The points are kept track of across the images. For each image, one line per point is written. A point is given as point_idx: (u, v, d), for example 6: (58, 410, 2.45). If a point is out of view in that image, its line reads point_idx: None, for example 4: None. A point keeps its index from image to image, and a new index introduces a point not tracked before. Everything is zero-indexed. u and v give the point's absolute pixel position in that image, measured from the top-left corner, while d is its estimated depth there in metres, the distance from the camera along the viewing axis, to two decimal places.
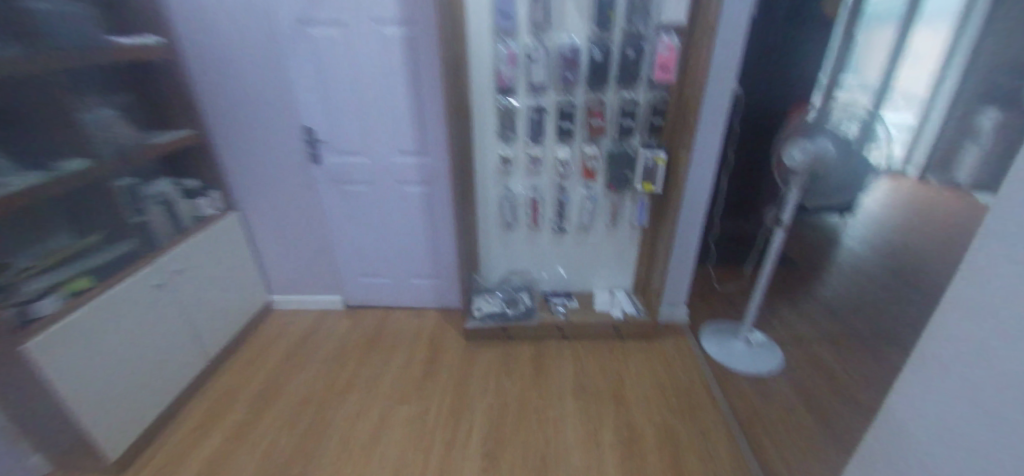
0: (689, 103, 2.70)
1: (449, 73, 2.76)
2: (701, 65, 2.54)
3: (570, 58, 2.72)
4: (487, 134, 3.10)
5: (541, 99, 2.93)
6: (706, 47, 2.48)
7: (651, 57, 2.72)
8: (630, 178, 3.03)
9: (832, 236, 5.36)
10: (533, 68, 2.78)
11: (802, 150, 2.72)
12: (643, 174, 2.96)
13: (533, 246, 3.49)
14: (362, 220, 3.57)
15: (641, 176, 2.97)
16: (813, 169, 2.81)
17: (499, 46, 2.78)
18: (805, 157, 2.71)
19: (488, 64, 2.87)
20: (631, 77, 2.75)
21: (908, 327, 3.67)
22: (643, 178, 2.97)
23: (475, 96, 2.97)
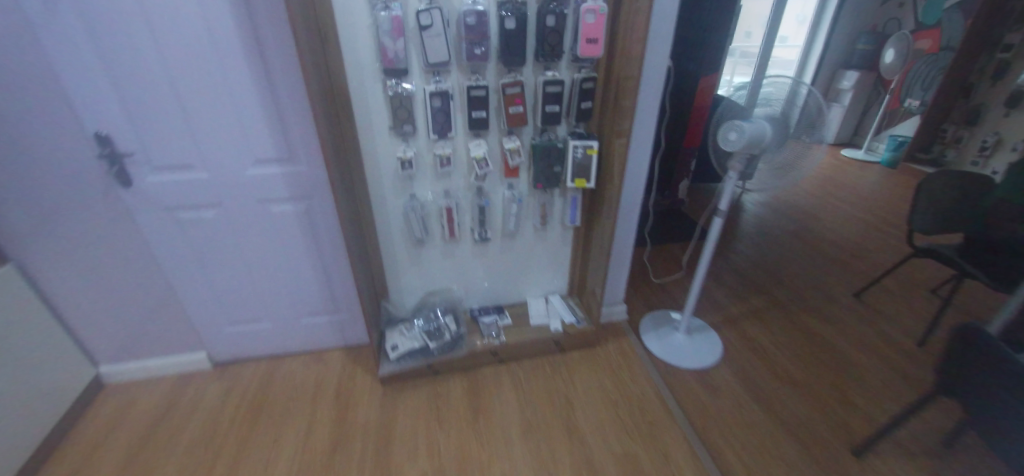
0: (623, 81, 2.25)
1: (307, 47, 1.96)
2: (635, 34, 2.09)
3: (476, 27, 2.08)
4: (377, 130, 2.37)
5: (443, 82, 2.27)
6: (641, 12, 2.02)
7: (575, 24, 2.20)
8: (559, 174, 2.55)
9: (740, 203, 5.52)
10: (428, 40, 2.10)
11: (737, 131, 2.47)
12: (575, 168, 2.49)
13: (451, 262, 2.90)
14: (217, 254, 2.65)
15: (572, 170, 2.50)
16: (750, 152, 2.54)
17: (378, 9, 2.05)
18: (741, 139, 2.45)
19: (367, 35, 2.12)
20: (553, 50, 2.21)
21: (819, 292, 3.83)
22: (575, 173, 2.51)
23: (354, 80, 2.21)
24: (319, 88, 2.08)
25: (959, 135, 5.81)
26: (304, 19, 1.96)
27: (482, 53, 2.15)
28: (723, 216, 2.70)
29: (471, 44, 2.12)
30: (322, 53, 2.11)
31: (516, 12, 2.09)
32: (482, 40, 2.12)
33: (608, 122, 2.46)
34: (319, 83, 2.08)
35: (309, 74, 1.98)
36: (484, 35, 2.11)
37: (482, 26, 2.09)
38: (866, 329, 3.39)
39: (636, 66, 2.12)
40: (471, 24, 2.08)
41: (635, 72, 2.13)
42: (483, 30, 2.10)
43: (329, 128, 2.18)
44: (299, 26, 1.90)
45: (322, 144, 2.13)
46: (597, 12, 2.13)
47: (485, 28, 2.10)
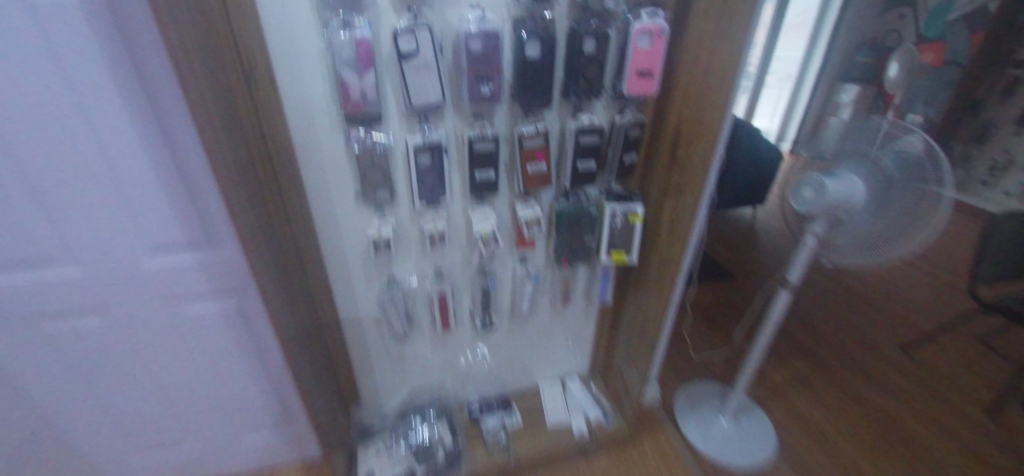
0: (689, 128, 1.61)
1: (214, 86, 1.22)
2: (718, 63, 1.43)
3: (483, 54, 1.40)
4: (338, 198, 1.65)
5: (433, 129, 1.58)
6: (733, 34, 1.36)
7: (621, 50, 1.55)
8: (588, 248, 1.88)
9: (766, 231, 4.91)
10: (411, 73, 1.41)
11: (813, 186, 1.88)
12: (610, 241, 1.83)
13: (444, 354, 2.20)
14: (111, 370, 1.85)
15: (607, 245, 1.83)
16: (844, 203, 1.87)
17: (334, 24, 1.34)
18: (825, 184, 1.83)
19: (319, 64, 1.40)
20: (591, 86, 1.56)
21: (865, 347, 3.32)
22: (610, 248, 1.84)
23: (300, 130, 1.49)
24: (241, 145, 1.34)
25: (967, 153, 5.55)
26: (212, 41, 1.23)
27: (491, 91, 1.47)
28: (793, 289, 2.12)
29: (475, 78, 1.44)
30: (248, 92, 1.36)
31: (542, 31, 1.42)
32: (491, 73, 1.44)
33: (656, 180, 1.83)
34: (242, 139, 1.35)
35: (221, 129, 1.25)
36: (494, 65, 1.43)
37: (493, 53, 1.41)
38: (935, 403, 2.87)
39: (717, 112, 1.48)
40: (475, 49, 1.39)
41: (712, 120, 1.50)
42: (493, 58, 1.42)
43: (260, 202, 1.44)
44: (198, 55, 1.16)
45: (243, 233, 1.38)
46: (654, 34, 1.49)
47: (497, 56, 1.42)
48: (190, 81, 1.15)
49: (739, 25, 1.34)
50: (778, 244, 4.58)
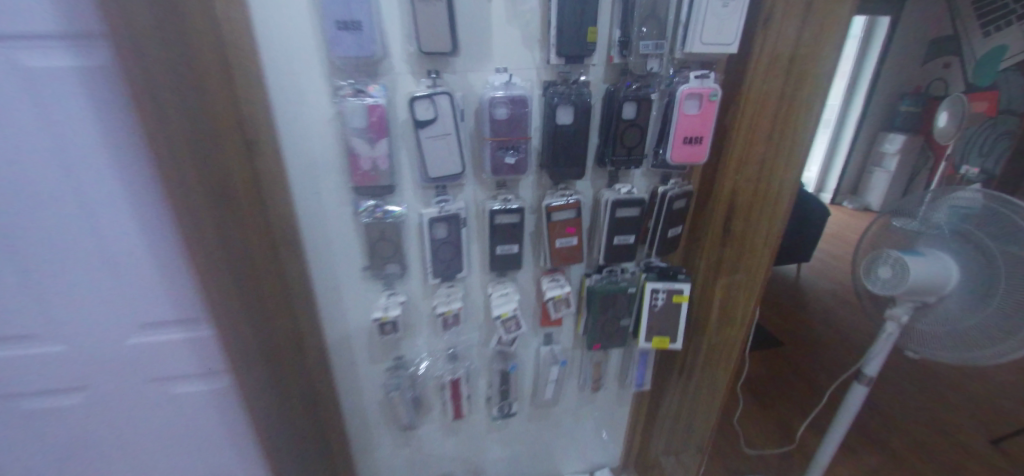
0: (751, 193, 1.38)
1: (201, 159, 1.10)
2: (790, 116, 1.26)
3: (509, 122, 1.25)
4: (345, 274, 1.48)
5: (451, 200, 1.42)
6: (805, 84, 1.22)
7: (665, 115, 1.37)
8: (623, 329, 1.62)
9: (816, 290, 4.49)
10: (429, 142, 1.27)
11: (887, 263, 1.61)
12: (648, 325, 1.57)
13: (457, 443, 1.94)
14: (90, 455, 1.66)
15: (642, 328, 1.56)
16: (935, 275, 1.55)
17: (346, 91, 1.22)
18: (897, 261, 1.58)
19: (329, 133, 1.27)
20: (631, 154, 1.37)
21: (951, 439, 2.82)
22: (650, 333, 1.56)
23: (305, 201, 1.34)
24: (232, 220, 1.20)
25: None
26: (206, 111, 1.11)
27: (517, 161, 1.30)
28: (871, 383, 1.78)
29: (499, 148, 1.28)
30: (249, 165, 1.21)
31: (575, 97, 1.27)
32: (518, 141, 1.28)
33: (702, 259, 1.56)
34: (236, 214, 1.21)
35: (204, 204, 1.13)
36: (522, 134, 1.27)
37: (521, 121, 1.25)
38: None
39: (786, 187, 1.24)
40: (501, 117, 1.24)
41: None
42: (521, 126, 1.26)
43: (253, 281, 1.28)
44: (183, 126, 1.06)
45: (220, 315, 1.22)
46: (704, 99, 1.31)
47: (525, 124, 1.26)
48: (166, 151, 1.06)
49: (813, 75, 1.20)
50: (827, 306, 4.13)
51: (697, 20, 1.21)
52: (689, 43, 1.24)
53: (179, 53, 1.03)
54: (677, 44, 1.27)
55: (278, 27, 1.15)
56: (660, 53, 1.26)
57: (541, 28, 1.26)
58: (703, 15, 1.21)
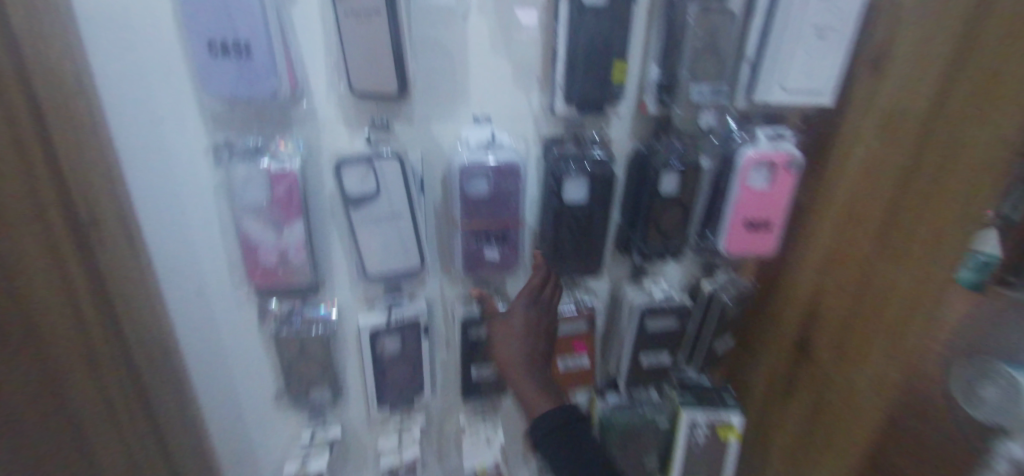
0: (845, 326, 0.92)
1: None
2: (931, 240, 0.76)
3: (491, 202, 0.82)
4: (254, 395, 1.03)
5: (406, 303, 0.97)
6: (951, 182, 0.72)
7: (717, 188, 0.94)
8: (496, 341, 0.90)
9: None
10: (370, 227, 0.83)
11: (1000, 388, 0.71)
12: (535, 325, 0.89)
13: None
14: None
15: (518, 331, 0.87)
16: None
17: (238, 151, 0.78)
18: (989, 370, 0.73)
19: (217, 211, 0.84)
20: (668, 242, 0.95)
21: None
22: (534, 383, 0.84)
23: (184, 303, 0.92)
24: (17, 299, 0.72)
25: None
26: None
27: (504, 255, 0.88)
28: None
29: (476, 237, 0.85)
30: None
31: (591, 163, 0.85)
32: (503, 228, 0.85)
33: (759, 378, 1.13)
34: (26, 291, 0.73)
35: None
36: (510, 218, 0.84)
37: (508, 201, 0.82)
38: None
39: (925, 305, 0.79)
40: (478, 194, 0.81)
41: (910, 313, 0.81)
42: (509, 208, 0.83)
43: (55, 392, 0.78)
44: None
45: None
46: (777, 168, 0.89)
47: (517, 205, 0.83)
48: None
49: (971, 171, 0.70)
50: None
51: (773, 58, 0.83)
52: (761, 90, 0.85)
53: None
54: (742, 91, 0.88)
55: (127, 52, 0.73)
56: (718, 103, 0.85)
57: (542, 62, 0.84)
58: (788, 51, 0.81)
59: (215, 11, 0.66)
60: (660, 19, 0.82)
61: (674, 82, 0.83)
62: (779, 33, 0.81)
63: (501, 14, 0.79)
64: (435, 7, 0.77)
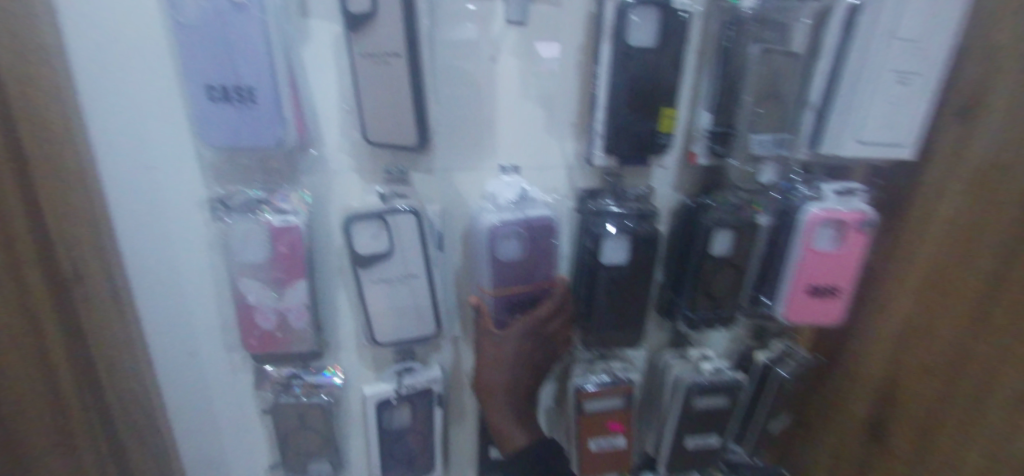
0: (924, 413, 0.79)
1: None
2: (1020, 312, 0.66)
3: (523, 264, 0.72)
4: (246, 464, 0.92)
5: (419, 368, 0.86)
6: None
7: (773, 248, 0.84)
8: (479, 359, 0.78)
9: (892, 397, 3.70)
10: (381, 290, 0.74)
11: None
12: (525, 357, 0.77)
13: None
14: None
15: (504, 359, 0.75)
16: None
17: (235, 205, 0.69)
18: None
19: (211, 266, 0.78)
20: (719, 309, 0.83)
21: None
22: (506, 407, 0.78)
23: (174, 365, 0.83)
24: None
25: None
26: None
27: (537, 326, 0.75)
28: None
29: (507, 304, 0.74)
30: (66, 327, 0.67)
31: (636, 223, 0.75)
32: (536, 292, 0.75)
33: (816, 462, 0.99)
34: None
35: None
36: (545, 279, 0.75)
37: (543, 261, 0.73)
38: None
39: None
40: (510, 256, 0.71)
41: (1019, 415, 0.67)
42: (544, 268, 0.74)
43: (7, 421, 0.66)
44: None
45: None
46: (847, 229, 0.78)
47: (552, 263, 0.74)
48: None
49: None
50: None
51: (842, 106, 0.73)
52: (827, 141, 0.75)
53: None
54: (802, 142, 0.78)
55: (126, 97, 0.68)
56: (780, 155, 0.75)
57: (579, 106, 0.76)
58: (859, 99, 0.71)
59: (216, 54, 0.59)
60: (717, 61, 0.73)
61: (728, 131, 0.74)
62: (849, 78, 0.71)
63: (533, 55, 0.72)
64: (461, 47, 0.70)
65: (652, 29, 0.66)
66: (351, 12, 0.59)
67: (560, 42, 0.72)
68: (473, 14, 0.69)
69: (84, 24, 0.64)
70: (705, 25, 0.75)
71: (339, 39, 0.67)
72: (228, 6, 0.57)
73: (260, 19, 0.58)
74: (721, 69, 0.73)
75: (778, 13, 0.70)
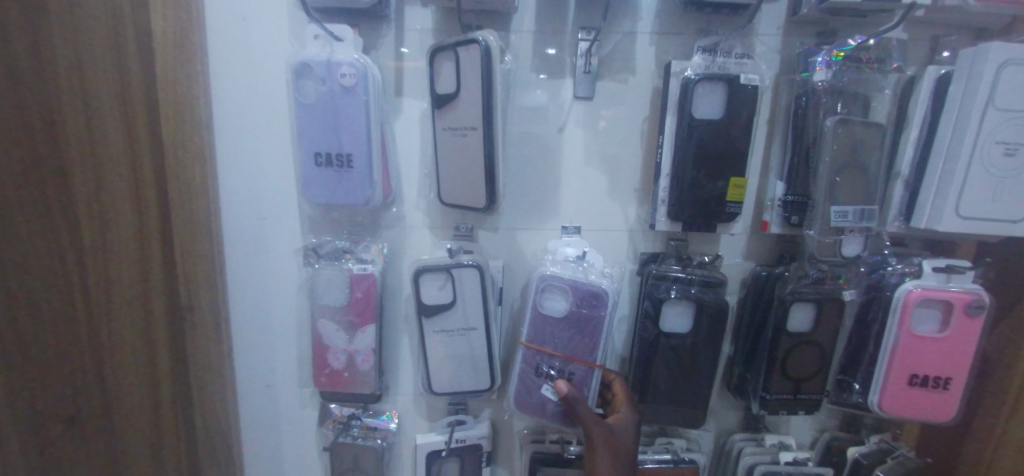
0: None
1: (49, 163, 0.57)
2: None
3: (564, 328, 0.72)
4: None
5: (470, 422, 0.87)
6: None
7: (863, 329, 0.77)
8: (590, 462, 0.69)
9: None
10: (441, 340, 0.77)
11: None
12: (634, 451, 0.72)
13: None
14: None
15: (626, 457, 0.69)
16: None
17: (325, 253, 0.79)
18: None
19: (297, 305, 0.86)
20: (800, 392, 0.76)
21: None
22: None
23: (253, 395, 0.91)
24: (102, 285, 0.65)
25: None
26: (103, 104, 0.63)
27: None
28: None
29: (534, 363, 0.74)
30: (174, 350, 0.76)
31: (701, 291, 0.72)
32: (568, 364, 0.72)
33: None
34: (117, 287, 0.67)
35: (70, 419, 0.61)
36: (578, 354, 0.72)
37: (581, 332, 0.71)
38: None
39: None
40: (553, 313, 0.72)
41: None
42: (581, 342, 0.72)
43: (112, 414, 0.66)
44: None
45: None
46: (952, 312, 0.70)
47: (592, 341, 0.71)
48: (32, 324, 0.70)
49: None
50: None
51: (935, 179, 0.68)
52: (917, 215, 0.70)
53: (96, 190, 0.63)
54: (891, 215, 0.73)
55: (252, 158, 0.82)
56: (867, 228, 0.70)
57: (643, 173, 0.77)
58: (957, 172, 0.65)
59: (326, 127, 0.69)
60: (788, 132, 0.73)
61: (807, 201, 0.72)
62: (938, 150, 0.67)
63: (598, 125, 0.76)
64: (533, 117, 0.76)
65: (718, 102, 0.67)
66: (438, 92, 0.68)
67: (625, 114, 0.75)
68: (546, 88, 0.75)
69: (233, 104, 0.80)
70: (775, 97, 0.75)
71: (425, 113, 0.76)
72: (340, 90, 0.68)
73: (364, 98, 0.68)
74: (793, 140, 0.72)
75: (855, 86, 0.68)
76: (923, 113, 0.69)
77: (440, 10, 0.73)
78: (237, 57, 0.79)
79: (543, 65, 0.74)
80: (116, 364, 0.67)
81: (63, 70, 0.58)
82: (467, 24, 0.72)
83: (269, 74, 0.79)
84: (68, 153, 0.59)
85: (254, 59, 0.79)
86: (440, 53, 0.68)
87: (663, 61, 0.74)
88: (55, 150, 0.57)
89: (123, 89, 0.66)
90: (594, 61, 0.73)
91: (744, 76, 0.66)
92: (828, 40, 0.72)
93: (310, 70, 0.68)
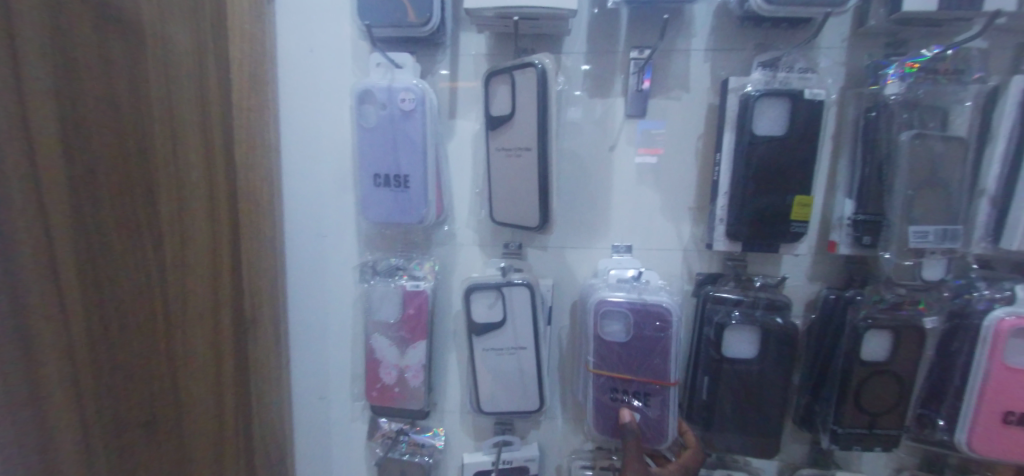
0: None
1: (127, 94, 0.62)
2: None
3: (633, 351, 0.69)
4: None
5: (518, 443, 0.85)
6: None
7: (947, 359, 0.71)
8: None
9: None
10: (490, 359, 0.77)
11: None
12: None
13: None
14: None
15: None
16: None
17: (381, 269, 0.81)
18: None
19: (351, 319, 0.89)
20: (875, 427, 0.70)
21: None
22: None
23: (306, 407, 0.93)
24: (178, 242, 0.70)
25: None
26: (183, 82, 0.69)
27: (649, 417, 0.70)
28: None
29: (607, 390, 0.72)
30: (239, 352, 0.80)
31: (766, 314, 0.69)
32: (643, 386, 0.70)
33: None
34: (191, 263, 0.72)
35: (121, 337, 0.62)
36: (652, 375, 0.69)
37: (650, 354, 0.69)
38: None
39: None
40: (615, 338, 0.70)
41: None
42: (642, 363, 0.69)
43: (183, 392, 0.71)
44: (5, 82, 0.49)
45: None
46: None
47: (664, 361, 0.69)
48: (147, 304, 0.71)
49: None
50: None
51: None
52: (1008, 234, 0.65)
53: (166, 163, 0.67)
54: (977, 234, 0.68)
55: (314, 178, 0.86)
56: (949, 250, 0.65)
57: (698, 189, 0.75)
58: None
59: (385, 149, 0.72)
60: (857, 147, 0.69)
61: (881, 220, 0.68)
62: None
63: (652, 143, 0.75)
64: (584, 134, 0.76)
65: (779, 118, 0.65)
66: (493, 114, 0.70)
67: (678, 131, 0.74)
68: (596, 104, 0.75)
69: (298, 128, 0.85)
70: (842, 111, 0.72)
71: (478, 134, 0.77)
72: (400, 114, 0.71)
73: (422, 121, 0.71)
74: (862, 154, 0.68)
75: (932, 98, 0.64)
76: (1011, 124, 0.64)
77: (495, 35, 0.75)
78: (304, 84, 0.84)
79: (596, 82, 0.74)
80: (190, 366, 0.72)
81: (155, 96, 0.66)
82: (521, 47, 0.74)
83: (333, 99, 0.84)
84: (156, 181, 0.66)
85: (317, 85, 0.83)
86: (496, 76, 0.69)
87: (719, 77, 0.72)
88: (145, 141, 0.64)
89: (204, 121, 0.71)
90: (645, 79, 0.72)
91: (809, 90, 0.64)
92: (899, 50, 0.69)
93: (371, 95, 0.72)
